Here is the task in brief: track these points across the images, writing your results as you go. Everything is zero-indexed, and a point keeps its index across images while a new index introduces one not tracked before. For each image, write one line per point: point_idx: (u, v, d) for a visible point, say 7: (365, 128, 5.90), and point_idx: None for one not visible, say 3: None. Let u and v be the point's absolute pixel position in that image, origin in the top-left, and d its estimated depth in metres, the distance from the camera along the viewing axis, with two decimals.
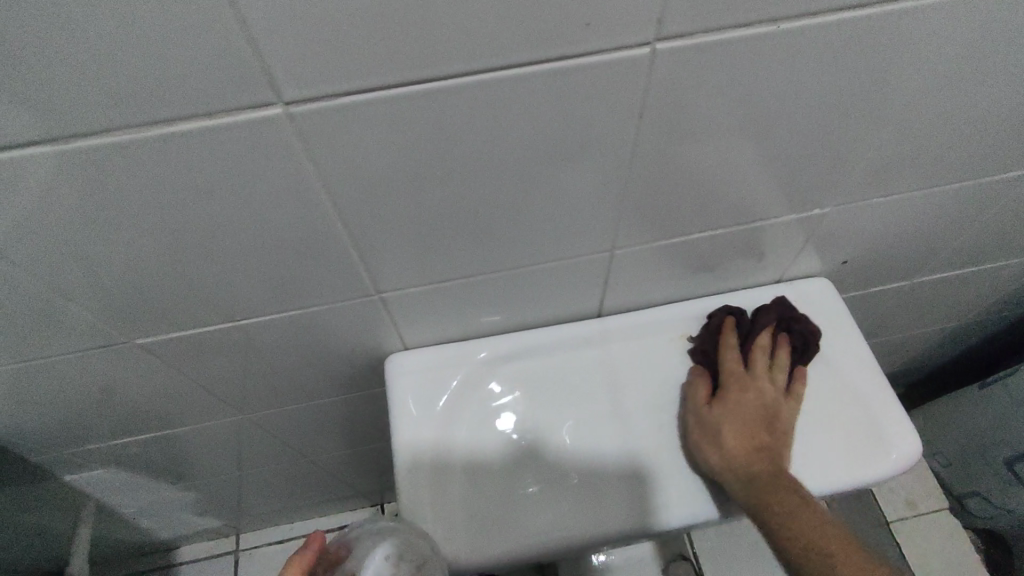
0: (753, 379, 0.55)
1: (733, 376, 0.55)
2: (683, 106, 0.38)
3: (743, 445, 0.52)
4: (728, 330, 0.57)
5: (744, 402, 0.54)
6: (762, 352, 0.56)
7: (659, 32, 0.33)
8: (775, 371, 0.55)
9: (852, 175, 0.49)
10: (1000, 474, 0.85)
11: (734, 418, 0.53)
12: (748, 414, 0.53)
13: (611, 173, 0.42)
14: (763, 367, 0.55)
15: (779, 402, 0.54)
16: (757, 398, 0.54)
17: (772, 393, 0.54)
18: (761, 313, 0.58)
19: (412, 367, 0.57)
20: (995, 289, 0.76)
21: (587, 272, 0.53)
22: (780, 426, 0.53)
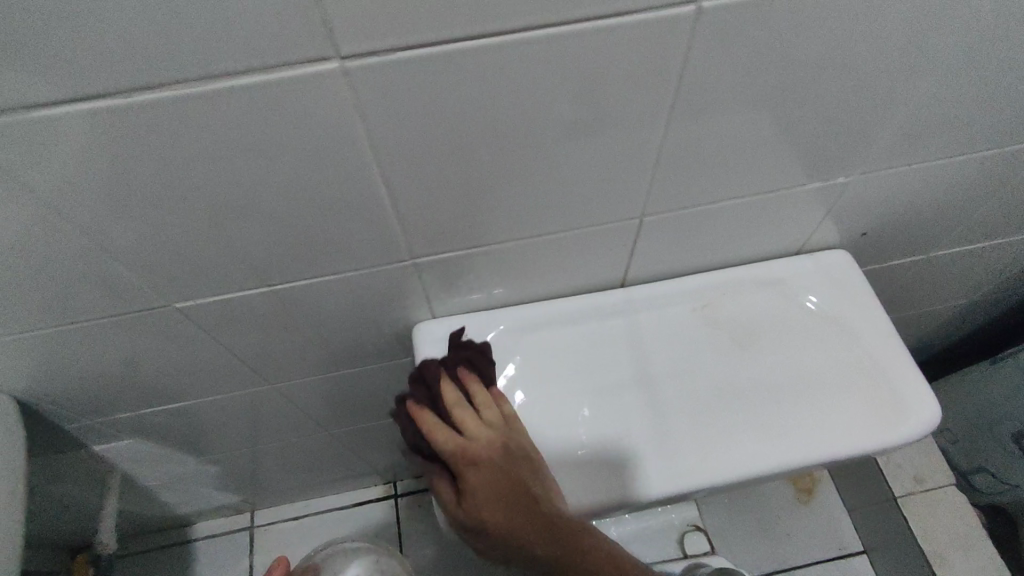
0: (474, 443, 0.48)
1: (456, 458, 0.48)
2: (722, 67, 0.37)
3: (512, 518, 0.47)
4: (419, 408, 0.50)
5: (485, 474, 0.48)
6: (462, 405, 0.50)
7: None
8: (487, 413, 0.50)
9: (878, 145, 0.48)
10: (1005, 446, 0.85)
11: (485, 498, 0.47)
12: (498, 484, 0.47)
13: (644, 139, 0.41)
14: (471, 422, 0.49)
15: (508, 440, 0.49)
16: (489, 461, 0.48)
17: (502, 441, 0.48)
18: (425, 371, 0.51)
19: (438, 336, 0.56)
20: (1010, 263, 0.75)
21: (612, 246, 0.53)
22: (530, 467, 0.48)
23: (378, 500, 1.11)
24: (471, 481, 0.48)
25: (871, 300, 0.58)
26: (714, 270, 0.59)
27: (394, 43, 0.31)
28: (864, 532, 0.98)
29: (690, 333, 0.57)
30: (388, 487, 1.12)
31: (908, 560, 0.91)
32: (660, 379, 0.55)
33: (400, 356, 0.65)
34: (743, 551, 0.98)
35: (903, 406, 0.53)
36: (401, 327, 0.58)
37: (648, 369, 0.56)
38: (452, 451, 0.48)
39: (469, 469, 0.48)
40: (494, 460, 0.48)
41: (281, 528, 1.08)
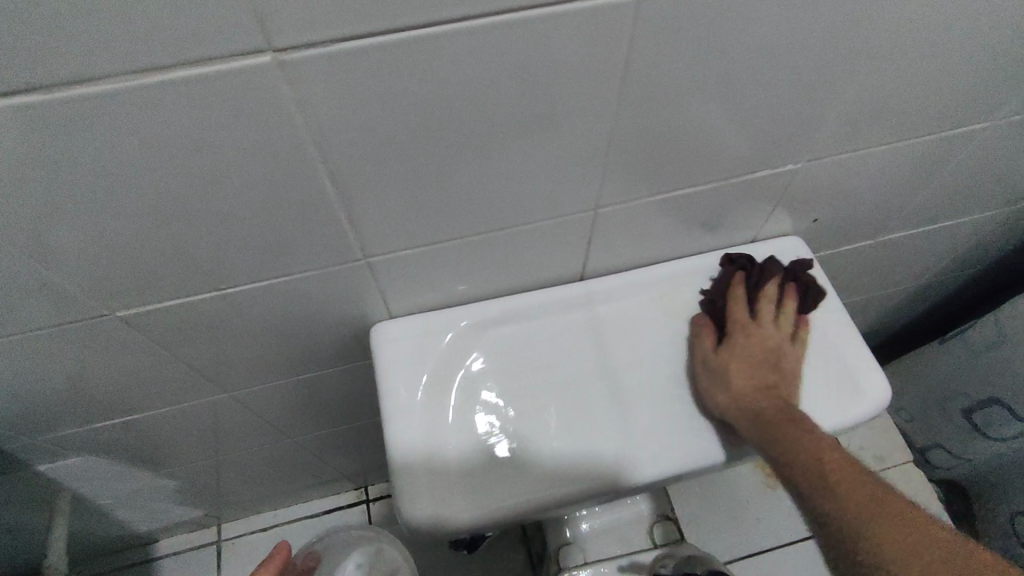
0: (757, 325, 0.55)
1: (741, 322, 0.55)
2: (667, 56, 0.37)
3: (749, 382, 0.52)
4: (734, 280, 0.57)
5: (753, 349, 0.53)
6: (768, 300, 0.56)
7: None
8: (784, 319, 0.55)
9: (824, 131, 0.49)
10: (957, 422, 0.88)
11: (742, 362, 0.53)
12: (756, 358, 0.53)
13: (594, 131, 0.41)
14: (768, 313, 0.55)
15: (785, 347, 0.54)
16: (761, 345, 0.54)
17: (779, 340, 0.54)
18: (769, 264, 0.57)
19: (397, 337, 0.55)
20: (955, 245, 0.78)
21: (569, 239, 0.52)
22: (786, 371, 0.53)
23: (350, 507, 1.09)
24: (737, 344, 0.54)
25: (823, 283, 0.59)
26: (673, 260, 0.60)
27: (327, 33, 0.30)
28: None
29: (654, 324, 0.57)
30: (360, 492, 1.10)
31: None
32: (624, 371, 0.55)
33: (362, 358, 0.64)
34: (715, 537, 0.99)
35: (857, 386, 0.55)
36: (361, 329, 0.57)
37: (612, 362, 0.56)
38: (739, 317, 0.55)
39: (741, 337, 0.54)
40: (766, 344, 0.54)
41: (249, 541, 1.05)
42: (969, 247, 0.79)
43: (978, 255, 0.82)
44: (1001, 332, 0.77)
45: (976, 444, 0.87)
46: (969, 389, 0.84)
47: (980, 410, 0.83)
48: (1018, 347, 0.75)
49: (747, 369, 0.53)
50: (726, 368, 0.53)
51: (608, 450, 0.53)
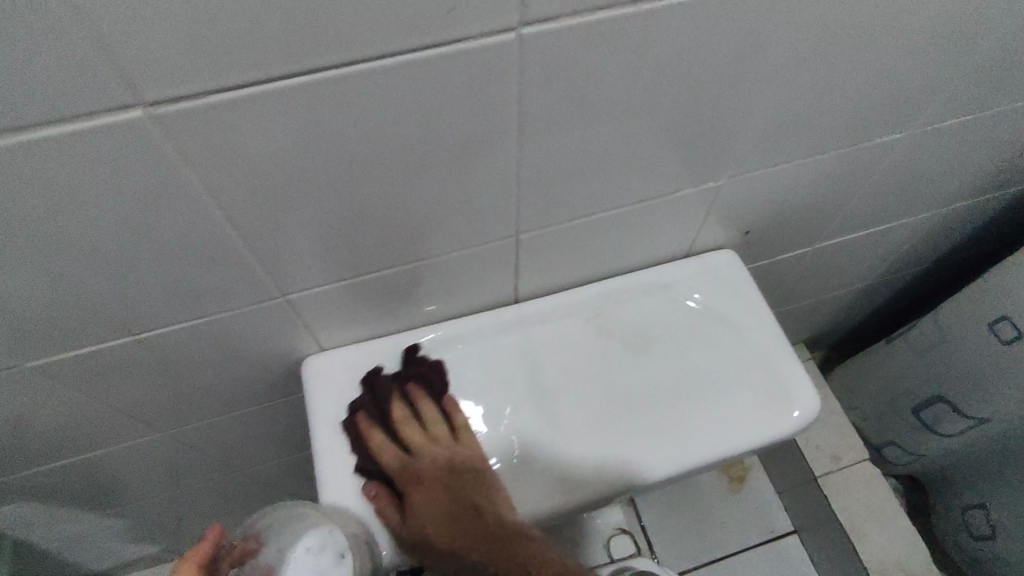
0: (418, 460, 0.52)
1: (400, 470, 0.52)
2: (562, 89, 0.37)
3: (449, 521, 0.49)
4: (372, 429, 0.53)
5: (433, 486, 0.51)
6: (411, 423, 0.54)
7: (526, 14, 0.32)
8: (436, 432, 0.53)
9: (740, 149, 0.49)
10: (907, 419, 0.89)
11: (429, 510, 0.50)
12: (437, 499, 0.50)
13: (501, 162, 0.41)
14: (418, 439, 0.53)
15: (456, 455, 0.52)
16: (431, 474, 0.51)
17: (448, 456, 0.52)
18: (378, 381, 0.55)
19: (330, 370, 0.55)
20: (892, 247, 0.79)
21: (495, 266, 0.53)
22: (477, 476, 0.51)
23: None
24: (415, 497, 0.51)
25: (754, 294, 0.60)
26: (606, 279, 0.60)
27: (200, 86, 0.30)
28: (792, 513, 1.01)
29: (585, 346, 0.58)
30: None
31: (832, 537, 0.95)
32: (556, 394, 0.55)
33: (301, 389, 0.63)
34: (681, 545, 0.99)
35: (787, 397, 0.55)
36: (292, 363, 0.56)
37: (544, 385, 0.56)
38: (395, 466, 0.52)
39: (414, 484, 0.51)
40: (439, 475, 0.51)
41: None
42: (907, 248, 0.81)
43: (917, 255, 0.83)
44: (940, 331, 0.78)
45: (926, 440, 0.88)
46: (915, 387, 0.85)
47: (927, 408, 0.85)
48: (957, 346, 0.76)
49: (440, 513, 0.50)
50: (424, 525, 0.49)
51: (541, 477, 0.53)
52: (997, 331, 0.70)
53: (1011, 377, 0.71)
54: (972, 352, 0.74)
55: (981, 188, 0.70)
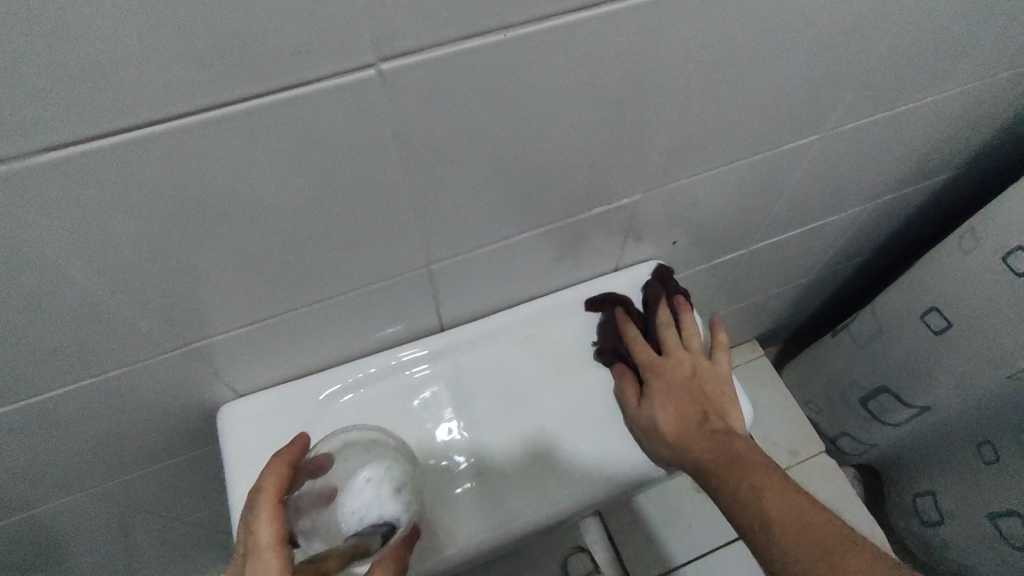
0: (666, 359, 0.56)
1: (650, 362, 0.55)
2: (442, 120, 0.36)
3: (687, 413, 0.53)
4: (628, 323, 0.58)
5: (675, 383, 0.54)
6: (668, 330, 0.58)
7: (381, 50, 0.30)
8: (690, 341, 0.57)
9: (649, 164, 0.49)
10: (855, 410, 0.90)
11: (671, 399, 0.53)
12: (679, 390, 0.54)
13: (392, 195, 0.40)
14: (673, 342, 0.57)
15: (703, 365, 0.56)
16: (678, 372, 0.55)
17: (695, 365, 0.56)
18: (648, 291, 0.60)
19: (247, 416, 0.52)
20: (828, 244, 0.80)
21: (411, 296, 0.51)
22: (710, 390, 0.55)
23: None
24: (658, 386, 0.54)
25: (683, 306, 0.61)
26: (535, 300, 0.60)
27: (28, 143, 0.28)
28: None
29: (518, 368, 0.56)
30: None
31: None
32: (489, 421, 0.54)
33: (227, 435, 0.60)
34: None
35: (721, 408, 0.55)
36: (212, 409, 0.54)
37: (477, 412, 0.54)
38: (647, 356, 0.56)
39: (656, 375, 0.54)
40: (685, 374, 0.55)
41: None
42: (842, 244, 0.81)
43: (854, 249, 0.84)
44: (877, 323, 0.79)
45: (876, 429, 0.89)
46: (860, 379, 0.86)
47: (873, 398, 0.85)
48: (894, 337, 0.77)
49: (677, 403, 0.53)
50: (664, 409, 0.52)
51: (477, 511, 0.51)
52: (929, 321, 0.71)
53: (945, 366, 0.72)
54: (908, 343, 0.75)
55: (907, 181, 0.70)
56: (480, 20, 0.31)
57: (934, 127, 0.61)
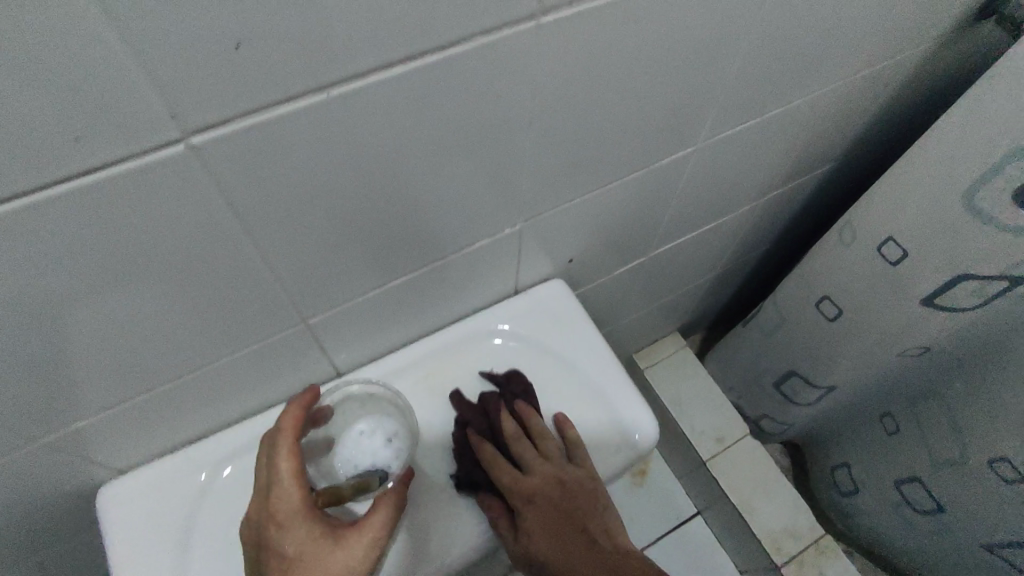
0: (529, 477, 0.51)
1: (513, 487, 0.50)
2: (281, 182, 0.34)
3: (566, 536, 0.48)
4: (480, 441, 0.52)
5: (545, 504, 0.49)
6: (523, 438, 0.53)
7: (185, 123, 0.28)
8: (548, 446, 0.53)
9: (525, 194, 0.48)
10: (771, 394, 0.94)
11: (546, 526, 0.48)
12: (551, 513, 0.49)
13: (245, 260, 0.37)
14: (532, 455, 0.52)
15: (568, 471, 0.51)
16: (545, 489, 0.50)
17: (561, 474, 0.51)
18: (487, 401, 0.55)
19: (129, 496, 0.48)
20: (728, 240, 0.82)
21: (294, 351, 0.49)
22: (583, 497, 0.50)
23: None
24: (528, 513, 0.49)
25: (582, 318, 0.61)
26: (436, 333, 0.58)
27: None
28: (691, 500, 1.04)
29: (422, 407, 0.56)
30: None
31: (727, 518, 0.99)
32: None
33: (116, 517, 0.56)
34: None
35: (625, 423, 0.56)
36: (91, 496, 0.50)
37: None
38: (508, 481, 0.50)
39: (525, 503, 0.49)
40: (551, 489, 0.50)
41: None
42: (742, 238, 0.84)
43: (754, 243, 0.87)
44: (780, 312, 0.82)
45: (791, 410, 0.92)
46: (771, 364, 0.89)
47: (785, 381, 0.89)
48: (796, 326, 0.80)
49: (555, 528, 0.48)
50: (543, 542, 0.48)
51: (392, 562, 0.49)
52: (823, 308, 0.74)
53: (843, 350, 0.75)
54: (808, 330, 0.78)
55: (794, 176, 0.72)
56: (296, 81, 0.29)
57: (808, 125, 0.63)
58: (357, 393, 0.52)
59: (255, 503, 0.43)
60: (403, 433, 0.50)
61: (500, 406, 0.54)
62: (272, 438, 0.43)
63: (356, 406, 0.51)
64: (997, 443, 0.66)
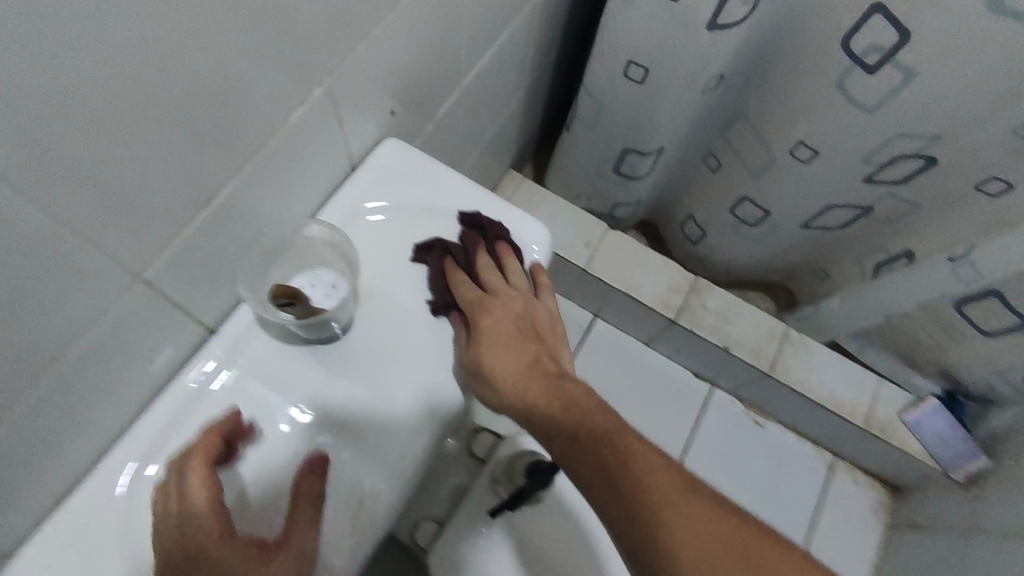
0: (494, 298, 0.55)
1: (476, 304, 0.54)
2: (17, 88, 0.25)
3: (511, 358, 0.53)
4: (454, 268, 0.56)
5: (501, 323, 0.54)
6: (495, 271, 0.57)
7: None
8: (516, 283, 0.57)
9: (322, 41, 0.41)
10: (613, 180, 1.00)
11: (499, 343, 0.53)
12: (504, 332, 0.54)
13: (28, 215, 0.29)
14: (501, 283, 0.56)
15: (530, 307, 0.57)
16: (504, 312, 0.55)
17: (524, 305, 0.56)
18: (467, 236, 0.57)
19: (44, 564, 0.43)
20: (527, 46, 0.80)
21: (145, 320, 0.41)
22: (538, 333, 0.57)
23: None
24: (485, 324, 0.54)
25: (435, 166, 0.58)
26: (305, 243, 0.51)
27: None
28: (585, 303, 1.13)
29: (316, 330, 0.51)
30: None
31: (620, 301, 1.10)
32: (325, 386, 0.50)
33: None
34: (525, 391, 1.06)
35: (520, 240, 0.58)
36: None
37: (310, 384, 0.50)
38: (474, 300, 0.55)
39: (488, 314, 0.54)
40: (507, 314, 0.55)
41: None
42: (539, 40, 0.82)
43: (549, 42, 0.86)
44: (595, 98, 0.85)
45: (633, 186, 1.01)
46: (603, 151, 0.94)
47: (621, 162, 0.95)
48: (613, 104, 0.84)
49: (505, 350, 0.54)
50: (491, 352, 0.53)
51: (380, 459, 0.49)
52: (631, 75, 0.78)
53: (657, 106, 0.81)
54: (624, 103, 0.83)
55: None
56: None
57: None
58: (278, 236, 0.49)
59: (162, 540, 0.42)
60: (342, 281, 0.51)
61: (480, 243, 0.57)
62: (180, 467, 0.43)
63: (273, 262, 0.49)
64: (796, 131, 0.80)
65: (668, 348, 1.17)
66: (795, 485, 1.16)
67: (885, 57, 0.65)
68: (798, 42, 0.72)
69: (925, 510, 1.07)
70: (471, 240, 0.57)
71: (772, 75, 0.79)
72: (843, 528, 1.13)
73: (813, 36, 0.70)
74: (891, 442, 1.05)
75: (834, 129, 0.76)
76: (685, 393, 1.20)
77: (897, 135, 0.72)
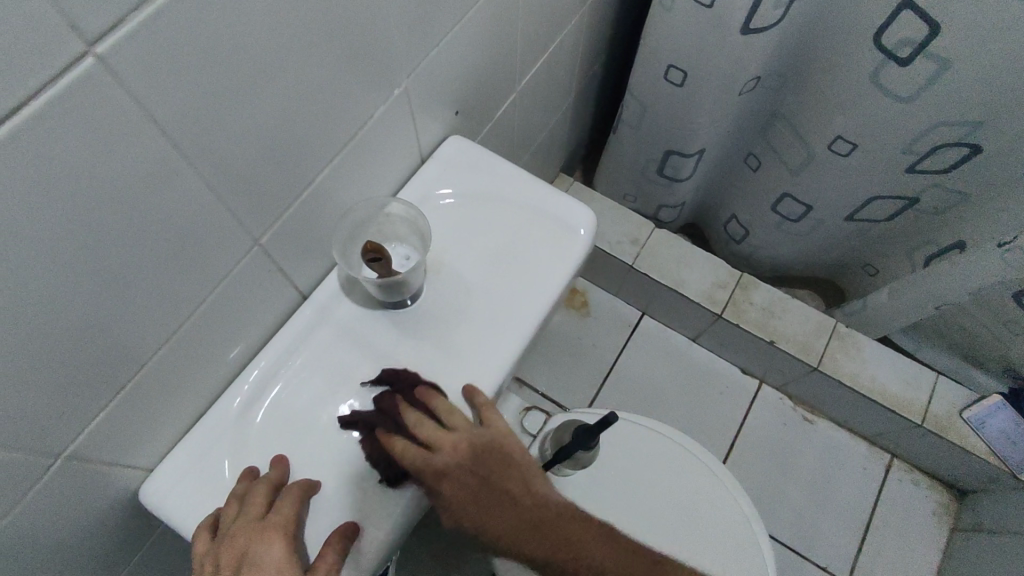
0: (439, 454, 0.53)
1: (424, 471, 0.52)
2: (186, 80, 0.34)
3: None
4: (389, 437, 0.53)
5: (459, 475, 0.52)
6: (426, 421, 0.54)
7: (84, 33, 0.28)
8: (453, 419, 0.54)
9: (398, 46, 0.49)
10: (657, 181, 1.06)
11: (466, 501, 0.52)
12: (468, 482, 0.52)
13: (182, 178, 0.38)
14: (437, 432, 0.53)
15: (478, 439, 0.54)
16: (456, 464, 0.53)
17: (471, 443, 0.53)
18: (385, 401, 0.55)
19: (172, 482, 0.52)
20: (576, 55, 0.88)
21: (254, 276, 0.51)
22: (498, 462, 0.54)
23: None
24: (445, 488, 0.52)
25: (492, 157, 0.66)
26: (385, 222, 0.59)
27: None
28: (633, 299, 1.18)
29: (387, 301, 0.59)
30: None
31: (667, 297, 1.14)
32: (395, 346, 0.58)
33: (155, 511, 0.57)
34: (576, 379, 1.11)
35: (568, 222, 0.63)
36: (131, 493, 0.52)
37: (382, 343, 0.58)
38: (420, 468, 0.52)
39: (442, 475, 0.52)
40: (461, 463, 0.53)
41: None
42: (586, 50, 0.90)
43: (596, 51, 0.93)
44: (638, 101, 0.91)
45: (677, 185, 1.05)
46: (646, 152, 1.00)
47: (664, 163, 1.01)
48: (655, 105, 0.90)
49: None
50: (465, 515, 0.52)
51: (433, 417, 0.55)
52: (670, 77, 0.84)
53: (695, 106, 0.86)
54: (665, 104, 0.89)
55: None
56: None
57: None
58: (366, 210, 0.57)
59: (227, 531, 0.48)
60: (415, 252, 0.59)
61: (399, 402, 0.54)
62: (269, 496, 0.50)
63: (361, 233, 0.58)
64: (833, 125, 0.84)
65: (715, 343, 1.20)
66: (847, 482, 1.15)
67: (918, 48, 0.68)
68: (834, 38, 0.76)
69: (991, 512, 1.04)
70: (388, 401, 0.55)
71: (809, 72, 0.83)
72: (901, 528, 1.12)
73: (846, 32, 0.74)
74: (952, 441, 1.03)
75: (871, 120, 0.79)
76: (733, 387, 1.22)
77: (938, 123, 0.74)
